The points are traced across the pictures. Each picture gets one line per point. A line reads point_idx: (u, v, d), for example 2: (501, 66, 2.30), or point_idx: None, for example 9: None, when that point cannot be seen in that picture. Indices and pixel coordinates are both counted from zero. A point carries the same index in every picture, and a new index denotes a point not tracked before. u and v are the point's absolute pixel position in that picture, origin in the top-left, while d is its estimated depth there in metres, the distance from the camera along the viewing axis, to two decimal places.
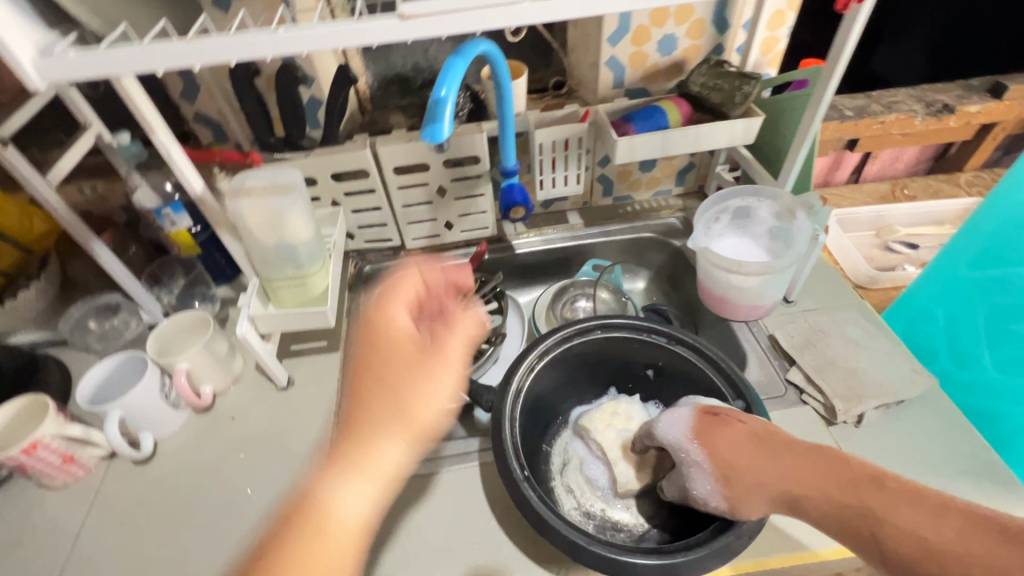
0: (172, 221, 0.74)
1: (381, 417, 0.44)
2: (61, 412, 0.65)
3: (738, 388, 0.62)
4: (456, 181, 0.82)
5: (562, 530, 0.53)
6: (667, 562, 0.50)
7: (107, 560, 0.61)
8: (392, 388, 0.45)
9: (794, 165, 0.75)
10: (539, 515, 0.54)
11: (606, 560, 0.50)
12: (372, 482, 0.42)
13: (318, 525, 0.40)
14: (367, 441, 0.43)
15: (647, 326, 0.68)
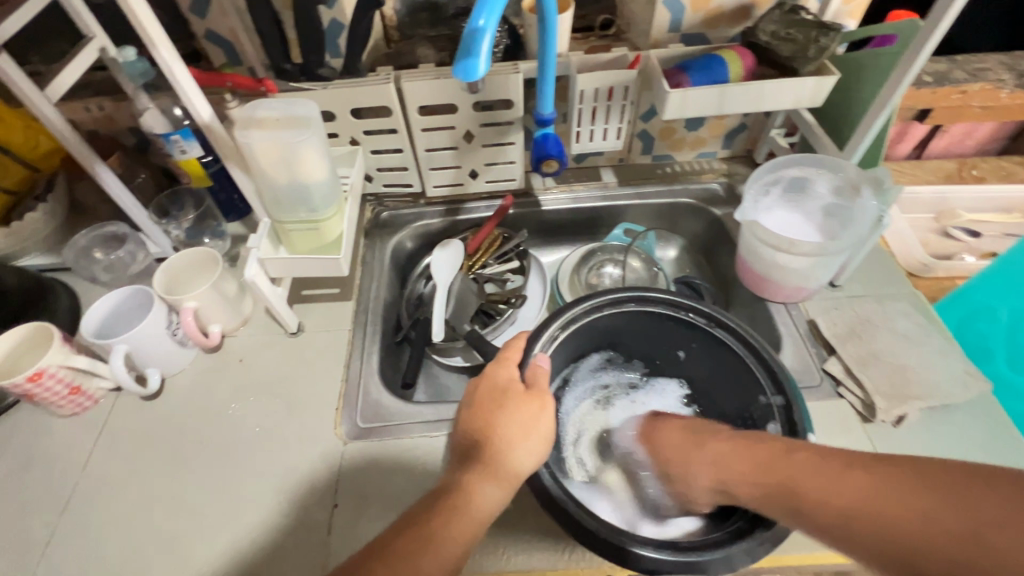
0: (182, 149, 0.69)
1: (508, 435, 0.50)
2: (67, 341, 0.63)
3: (777, 379, 0.57)
4: (486, 127, 0.75)
5: (574, 512, 0.49)
6: (679, 560, 0.48)
7: (113, 493, 0.61)
8: (509, 415, 0.51)
9: (866, 135, 0.67)
10: (552, 496, 0.50)
11: (619, 552, 0.48)
12: (502, 486, 0.48)
13: (464, 510, 0.45)
14: (498, 454, 0.49)
15: (687, 304, 0.63)
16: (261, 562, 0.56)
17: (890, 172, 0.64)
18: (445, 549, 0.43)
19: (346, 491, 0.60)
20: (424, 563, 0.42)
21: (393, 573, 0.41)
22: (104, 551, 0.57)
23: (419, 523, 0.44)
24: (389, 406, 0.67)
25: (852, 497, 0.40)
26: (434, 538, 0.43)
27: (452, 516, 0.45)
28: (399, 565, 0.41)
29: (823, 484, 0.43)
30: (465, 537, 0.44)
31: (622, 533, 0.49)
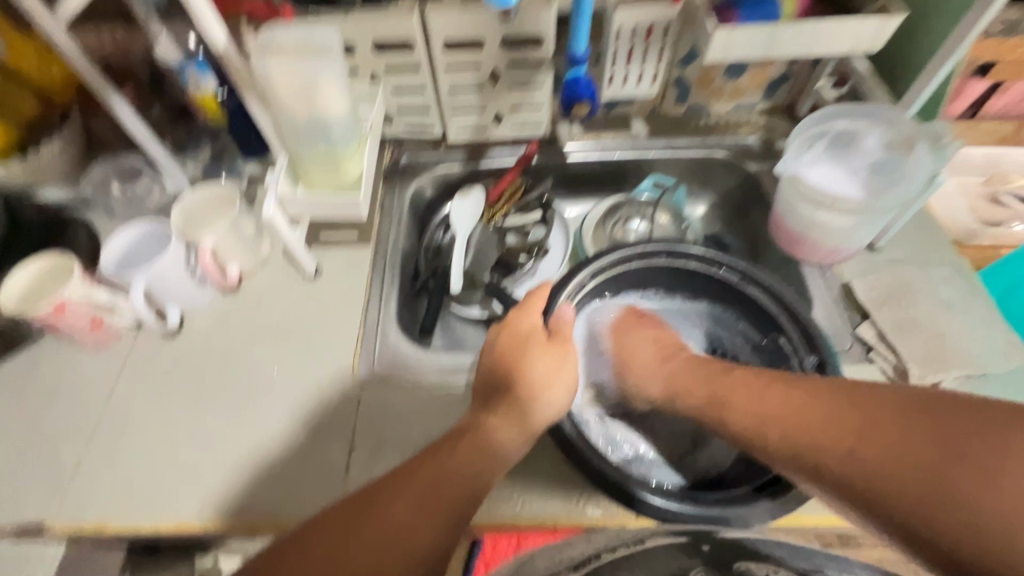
0: (196, 82, 0.66)
1: (531, 382, 0.49)
2: (87, 275, 0.63)
3: (813, 342, 0.55)
4: (513, 67, 0.71)
5: (596, 462, 0.51)
6: (692, 509, 0.49)
7: (137, 423, 0.62)
8: (532, 363, 0.50)
9: (927, 86, 0.61)
10: (571, 443, 0.52)
11: (629, 496, 0.50)
12: (522, 433, 0.47)
13: (484, 452, 0.45)
14: (523, 398, 0.48)
15: (723, 260, 0.61)
16: (281, 496, 0.57)
17: (948, 127, 0.60)
18: (467, 484, 0.43)
19: (363, 433, 0.61)
20: (449, 494, 0.42)
21: (415, 505, 0.41)
22: (130, 478, 0.59)
23: (443, 457, 0.44)
24: (407, 352, 0.66)
25: (786, 416, 0.45)
26: (459, 472, 0.43)
27: (476, 456, 0.44)
28: (421, 500, 0.41)
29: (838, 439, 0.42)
30: (483, 477, 0.44)
31: (636, 480, 0.51)
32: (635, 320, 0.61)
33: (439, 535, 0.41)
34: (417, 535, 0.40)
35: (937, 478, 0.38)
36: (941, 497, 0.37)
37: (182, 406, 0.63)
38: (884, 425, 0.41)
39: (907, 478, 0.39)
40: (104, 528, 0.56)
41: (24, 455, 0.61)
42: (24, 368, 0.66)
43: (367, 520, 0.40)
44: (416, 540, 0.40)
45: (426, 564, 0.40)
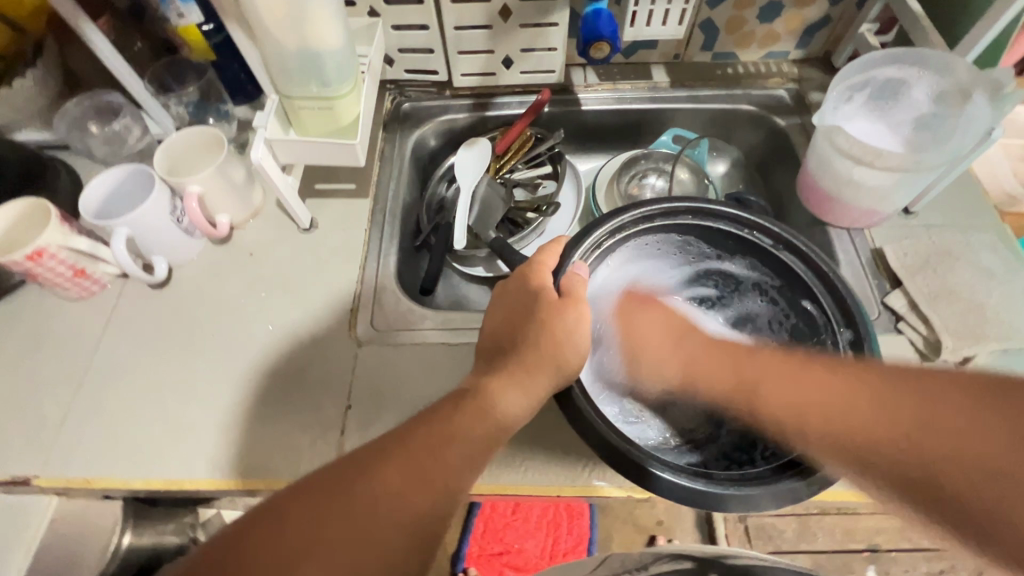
0: (179, 13, 0.60)
1: (539, 345, 0.46)
2: (66, 221, 0.59)
3: (849, 318, 0.50)
4: (526, 2, 0.64)
5: (607, 433, 0.46)
6: (706, 488, 0.45)
7: (125, 377, 0.60)
8: (541, 322, 0.47)
9: (991, 29, 0.55)
10: (580, 412, 0.47)
11: (640, 470, 0.45)
12: (526, 398, 0.44)
13: (485, 414, 0.42)
14: (528, 359, 0.45)
15: (753, 223, 0.56)
16: (273, 456, 0.55)
17: (1012, 75, 0.53)
18: (462, 449, 0.40)
19: (360, 392, 0.58)
20: (444, 459, 0.39)
21: (406, 471, 0.38)
22: (118, 432, 0.57)
23: (439, 421, 0.41)
24: (407, 311, 0.63)
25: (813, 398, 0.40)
26: (454, 438, 0.40)
27: (476, 416, 0.42)
28: (412, 464, 0.38)
29: (801, 392, 0.41)
30: (482, 441, 0.41)
31: (648, 454, 0.46)
32: (640, 303, 0.56)
33: (433, 504, 0.38)
34: (408, 502, 0.37)
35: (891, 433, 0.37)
36: (932, 473, 0.35)
37: (171, 360, 0.60)
38: (894, 405, 0.38)
39: (912, 440, 0.37)
40: (92, 484, 0.55)
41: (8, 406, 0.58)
42: (7, 317, 0.63)
43: (354, 485, 0.37)
44: (409, 507, 0.37)
45: (418, 533, 0.37)
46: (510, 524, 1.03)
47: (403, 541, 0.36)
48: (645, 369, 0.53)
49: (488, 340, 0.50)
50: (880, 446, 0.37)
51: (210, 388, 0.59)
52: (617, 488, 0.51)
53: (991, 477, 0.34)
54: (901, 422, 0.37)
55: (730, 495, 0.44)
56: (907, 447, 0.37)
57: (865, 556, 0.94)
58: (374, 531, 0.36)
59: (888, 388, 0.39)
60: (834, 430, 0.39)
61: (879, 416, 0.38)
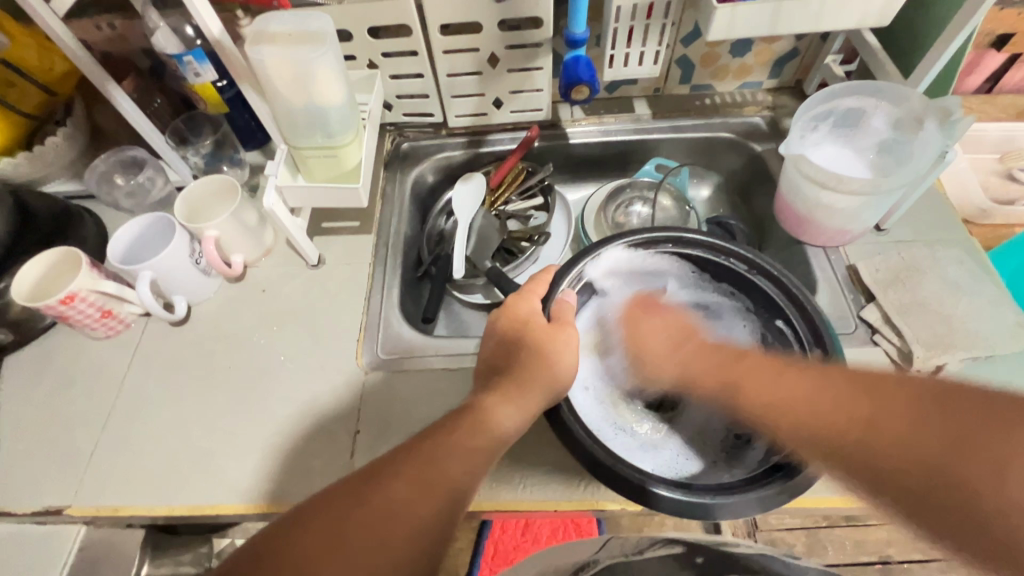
0: (196, 72, 0.67)
1: (531, 368, 0.50)
2: (95, 267, 0.64)
3: (820, 338, 0.53)
4: (512, 50, 0.70)
5: (596, 450, 0.50)
6: (689, 498, 0.48)
7: (148, 411, 0.64)
8: (532, 346, 0.51)
9: (940, 59, 0.59)
10: (572, 430, 0.51)
11: (626, 482, 0.48)
12: (521, 416, 0.47)
13: (482, 428, 0.45)
14: (522, 379, 0.49)
15: (727, 249, 0.60)
16: (287, 480, 0.59)
17: (961, 102, 0.56)
18: (464, 462, 0.43)
19: (368, 418, 0.62)
20: (449, 472, 0.42)
21: (415, 483, 0.41)
22: (142, 463, 0.61)
23: (441, 436, 0.44)
24: (409, 340, 0.67)
25: (796, 394, 0.44)
26: (455, 451, 0.43)
27: (473, 433, 0.45)
28: (420, 476, 0.41)
29: (819, 413, 0.42)
30: (482, 455, 0.44)
31: (632, 466, 0.49)
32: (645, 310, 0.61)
33: (438, 512, 0.40)
34: (417, 512, 0.40)
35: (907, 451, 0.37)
36: (1000, 504, 0.34)
37: (191, 393, 0.65)
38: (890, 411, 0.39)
39: (913, 459, 0.37)
40: (120, 512, 0.58)
41: (41, 442, 0.63)
42: (39, 357, 0.68)
43: (367, 497, 0.40)
44: (417, 517, 0.40)
45: (425, 540, 0.40)
46: (520, 546, 1.05)
47: (412, 547, 0.39)
48: (650, 370, 0.58)
49: (485, 364, 0.54)
50: (853, 444, 0.40)
51: (228, 419, 0.63)
52: (616, 500, 0.54)
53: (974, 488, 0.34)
54: (879, 417, 0.39)
55: (716, 503, 0.48)
56: (888, 461, 0.38)
57: (875, 568, 0.95)
58: (385, 540, 0.38)
59: (874, 393, 0.40)
60: (821, 441, 0.42)
61: (876, 421, 0.39)
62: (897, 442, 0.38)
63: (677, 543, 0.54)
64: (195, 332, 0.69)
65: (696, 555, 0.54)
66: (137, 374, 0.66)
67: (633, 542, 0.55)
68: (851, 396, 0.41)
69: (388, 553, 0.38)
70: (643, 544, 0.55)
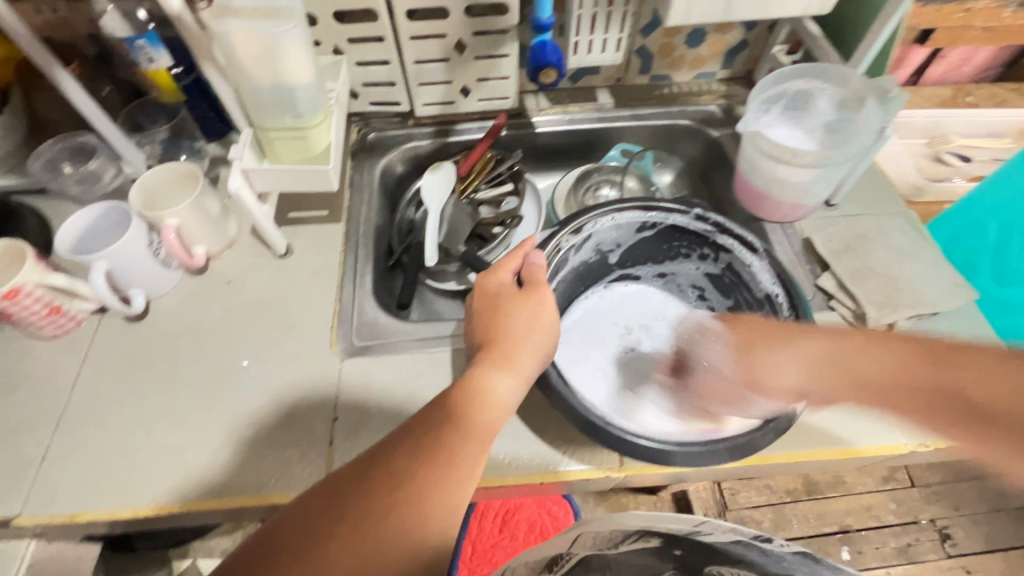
0: (149, 57, 0.63)
1: (513, 335, 0.52)
2: (41, 260, 0.60)
3: (782, 281, 0.61)
4: (478, 36, 0.70)
5: (585, 410, 0.53)
6: (683, 446, 0.52)
7: (104, 412, 0.60)
8: (509, 316, 0.53)
9: (874, 44, 0.64)
10: (564, 397, 0.55)
11: (618, 441, 0.52)
12: (516, 379, 0.49)
13: (481, 394, 0.47)
14: (509, 347, 0.51)
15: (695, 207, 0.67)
16: (262, 473, 0.56)
17: (897, 83, 0.64)
18: (463, 427, 0.43)
19: (345, 405, 0.60)
20: (448, 441, 0.42)
21: (414, 451, 0.41)
22: (100, 465, 0.57)
23: (440, 410, 0.45)
24: (385, 326, 0.66)
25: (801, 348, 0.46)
26: (458, 420, 0.44)
27: (471, 397, 0.46)
28: (421, 444, 0.42)
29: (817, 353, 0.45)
30: (484, 414, 0.46)
31: (617, 425, 0.53)
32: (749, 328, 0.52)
33: (443, 479, 0.40)
34: (423, 478, 0.39)
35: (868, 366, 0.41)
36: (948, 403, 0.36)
37: (154, 389, 0.61)
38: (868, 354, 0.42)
39: (868, 384, 0.41)
40: (76, 518, 0.54)
41: None
42: None
43: (374, 470, 0.40)
44: (419, 484, 0.39)
45: (428, 507, 0.38)
46: (498, 544, 1.04)
47: (415, 512, 0.38)
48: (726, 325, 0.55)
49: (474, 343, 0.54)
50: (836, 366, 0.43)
51: (196, 414, 0.60)
52: (600, 469, 0.56)
53: (944, 394, 0.37)
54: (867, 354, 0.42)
55: (678, 452, 0.52)
56: (983, 400, 0.35)
57: (838, 537, 1.01)
58: (391, 507, 0.38)
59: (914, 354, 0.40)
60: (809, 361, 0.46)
61: (918, 377, 0.38)
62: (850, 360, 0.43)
63: (656, 533, 0.43)
64: (155, 330, 0.65)
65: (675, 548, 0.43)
66: (93, 372, 0.62)
67: (608, 537, 0.44)
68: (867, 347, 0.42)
69: (394, 522, 0.37)
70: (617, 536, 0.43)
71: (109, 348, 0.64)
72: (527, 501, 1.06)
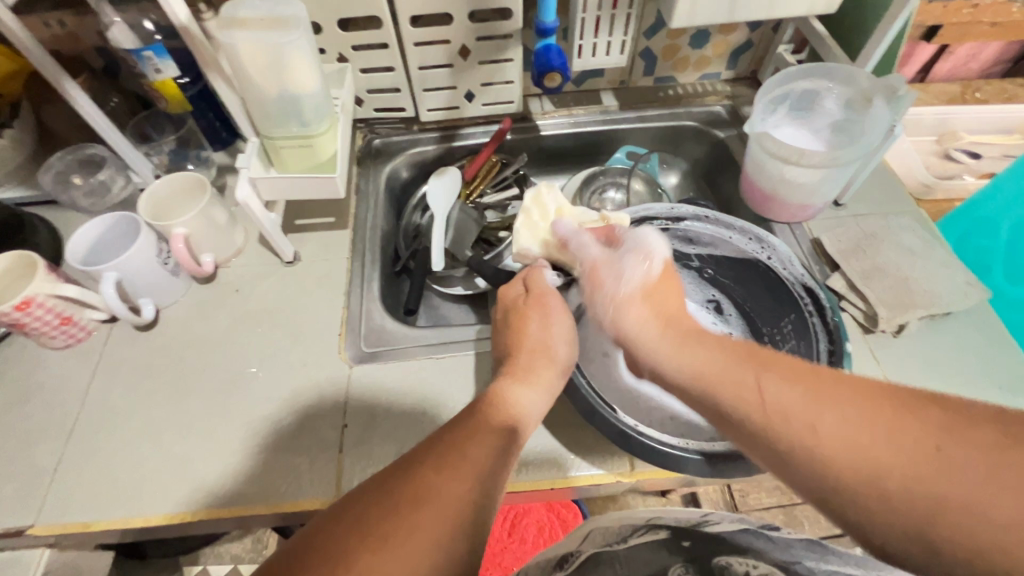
0: (156, 68, 0.64)
1: (528, 349, 0.54)
2: (52, 271, 0.60)
3: (811, 289, 0.60)
4: (483, 41, 0.70)
5: (614, 422, 0.54)
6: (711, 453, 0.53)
7: (114, 422, 0.60)
8: (520, 330, 0.55)
9: (881, 42, 0.64)
10: (589, 404, 0.55)
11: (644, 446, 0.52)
12: (536, 394, 0.49)
13: (500, 408, 0.46)
14: (526, 360, 0.53)
15: (722, 218, 0.66)
16: (272, 482, 0.56)
17: (904, 79, 0.61)
18: (489, 440, 0.42)
19: (354, 413, 0.60)
20: (472, 452, 0.40)
21: (440, 461, 0.39)
22: (110, 475, 0.57)
23: (462, 425, 0.43)
24: (393, 332, 0.67)
25: (787, 394, 0.37)
26: (485, 431, 0.43)
27: (490, 411, 0.45)
28: (448, 456, 0.39)
29: (839, 432, 0.34)
30: (507, 427, 0.44)
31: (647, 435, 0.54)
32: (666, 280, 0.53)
33: (472, 492, 0.37)
34: (450, 488, 0.37)
35: (876, 443, 0.33)
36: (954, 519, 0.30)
37: (164, 398, 0.62)
38: (877, 424, 0.34)
39: (855, 455, 0.33)
40: (87, 528, 0.54)
41: None
42: None
43: (399, 479, 0.37)
44: (450, 493, 0.37)
45: (460, 515, 0.36)
46: (508, 547, 1.04)
47: (451, 525, 0.35)
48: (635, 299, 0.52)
49: (497, 355, 0.57)
50: (840, 426, 0.34)
51: (204, 424, 0.60)
52: (610, 474, 0.55)
53: (956, 506, 0.30)
54: (868, 424, 0.34)
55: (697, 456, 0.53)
56: (974, 505, 0.29)
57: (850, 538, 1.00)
58: (419, 519, 0.34)
59: (953, 431, 0.32)
60: (841, 453, 0.34)
61: (912, 445, 0.32)
62: (857, 424, 0.34)
63: (661, 526, 0.49)
64: (164, 340, 0.66)
65: (683, 539, 0.48)
66: (104, 382, 0.63)
67: (614, 530, 0.49)
68: (896, 415, 0.34)
69: (424, 533, 0.34)
70: (627, 532, 0.49)
71: (119, 358, 0.64)
72: (536, 504, 1.06)
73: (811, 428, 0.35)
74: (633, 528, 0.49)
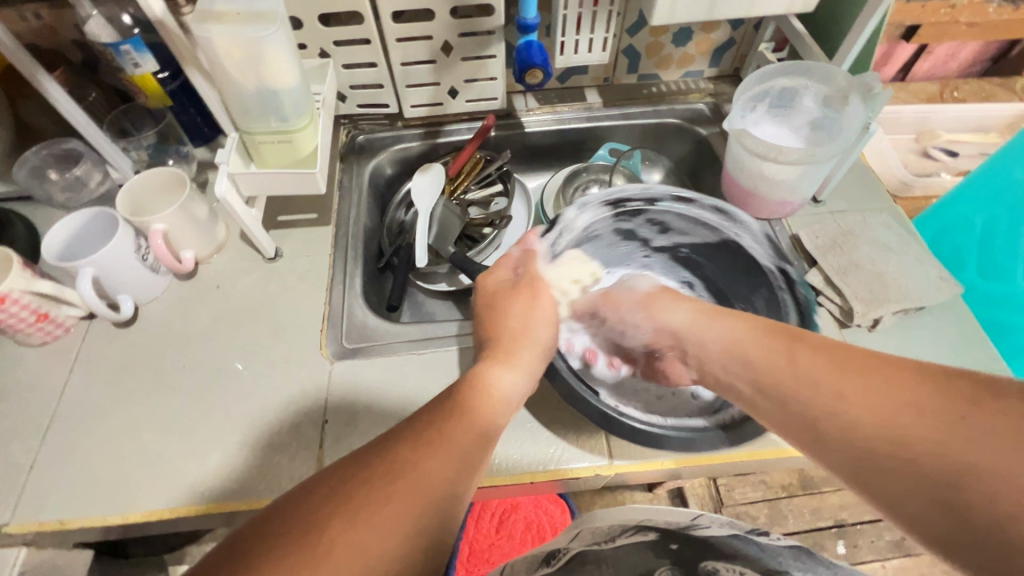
0: (135, 62, 0.63)
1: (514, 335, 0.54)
2: (28, 267, 0.60)
3: (782, 269, 0.61)
4: (465, 38, 0.70)
5: (596, 403, 0.56)
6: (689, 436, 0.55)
7: (93, 419, 0.60)
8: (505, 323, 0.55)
9: (858, 40, 0.65)
10: (572, 388, 0.57)
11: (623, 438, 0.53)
12: (517, 377, 0.50)
13: (483, 390, 0.47)
14: (511, 345, 0.53)
15: (693, 199, 0.65)
16: (252, 478, 0.56)
17: (880, 77, 0.62)
18: (467, 420, 0.42)
19: (335, 409, 0.60)
20: (451, 434, 0.41)
21: (419, 439, 0.39)
22: (88, 473, 0.57)
23: (440, 407, 0.43)
24: (374, 327, 0.67)
25: (822, 374, 0.43)
26: (463, 412, 0.43)
27: (473, 394, 0.46)
28: (425, 434, 0.40)
29: (865, 405, 0.39)
30: (487, 410, 0.45)
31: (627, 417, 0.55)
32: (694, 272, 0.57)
33: (446, 470, 0.38)
34: (425, 465, 0.37)
35: (899, 413, 0.37)
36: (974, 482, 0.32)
37: (143, 395, 0.61)
38: (904, 399, 0.38)
39: (880, 425, 0.38)
40: (64, 526, 0.54)
41: None
42: None
43: (375, 455, 0.37)
44: (425, 471, 0.37)
45: (433, 495, 0.36)
46: (495, 544, 1.04)
47: (421, 500, 0.35)
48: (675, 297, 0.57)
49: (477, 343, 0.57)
50: (867, 398, 0.39)
51: (184, 420, 0.60)
52: (590, 468, 0.55)
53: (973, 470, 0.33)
54: (896, 398, 0.38)
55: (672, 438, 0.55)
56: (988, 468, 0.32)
57: (833, 532, 1.02)
58: (393, 493, 0.35)
59: (978, 403, 0.35)
60: (864, 422, 0.39)
61: (935, 416, 0.36)
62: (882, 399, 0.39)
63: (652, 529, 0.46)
64: (143, 336, 0.65)
65: (670, 542, 0.47)
66: (81, 379, 0.62)
67: (605, 531, 0.47)
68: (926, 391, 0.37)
69: (396, 507, 0.34)
70: (615, 532, 0.46)
71: (97, 355, 0.64)
72: (524, 500, 1.06)
73: (840, 402, 0.41)
74: (622, 530, 0.46)
